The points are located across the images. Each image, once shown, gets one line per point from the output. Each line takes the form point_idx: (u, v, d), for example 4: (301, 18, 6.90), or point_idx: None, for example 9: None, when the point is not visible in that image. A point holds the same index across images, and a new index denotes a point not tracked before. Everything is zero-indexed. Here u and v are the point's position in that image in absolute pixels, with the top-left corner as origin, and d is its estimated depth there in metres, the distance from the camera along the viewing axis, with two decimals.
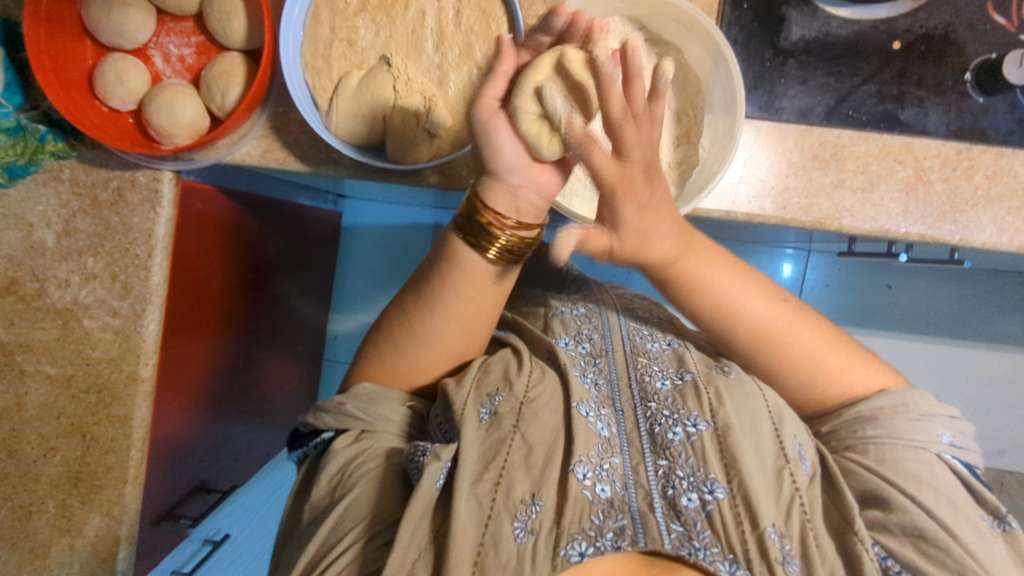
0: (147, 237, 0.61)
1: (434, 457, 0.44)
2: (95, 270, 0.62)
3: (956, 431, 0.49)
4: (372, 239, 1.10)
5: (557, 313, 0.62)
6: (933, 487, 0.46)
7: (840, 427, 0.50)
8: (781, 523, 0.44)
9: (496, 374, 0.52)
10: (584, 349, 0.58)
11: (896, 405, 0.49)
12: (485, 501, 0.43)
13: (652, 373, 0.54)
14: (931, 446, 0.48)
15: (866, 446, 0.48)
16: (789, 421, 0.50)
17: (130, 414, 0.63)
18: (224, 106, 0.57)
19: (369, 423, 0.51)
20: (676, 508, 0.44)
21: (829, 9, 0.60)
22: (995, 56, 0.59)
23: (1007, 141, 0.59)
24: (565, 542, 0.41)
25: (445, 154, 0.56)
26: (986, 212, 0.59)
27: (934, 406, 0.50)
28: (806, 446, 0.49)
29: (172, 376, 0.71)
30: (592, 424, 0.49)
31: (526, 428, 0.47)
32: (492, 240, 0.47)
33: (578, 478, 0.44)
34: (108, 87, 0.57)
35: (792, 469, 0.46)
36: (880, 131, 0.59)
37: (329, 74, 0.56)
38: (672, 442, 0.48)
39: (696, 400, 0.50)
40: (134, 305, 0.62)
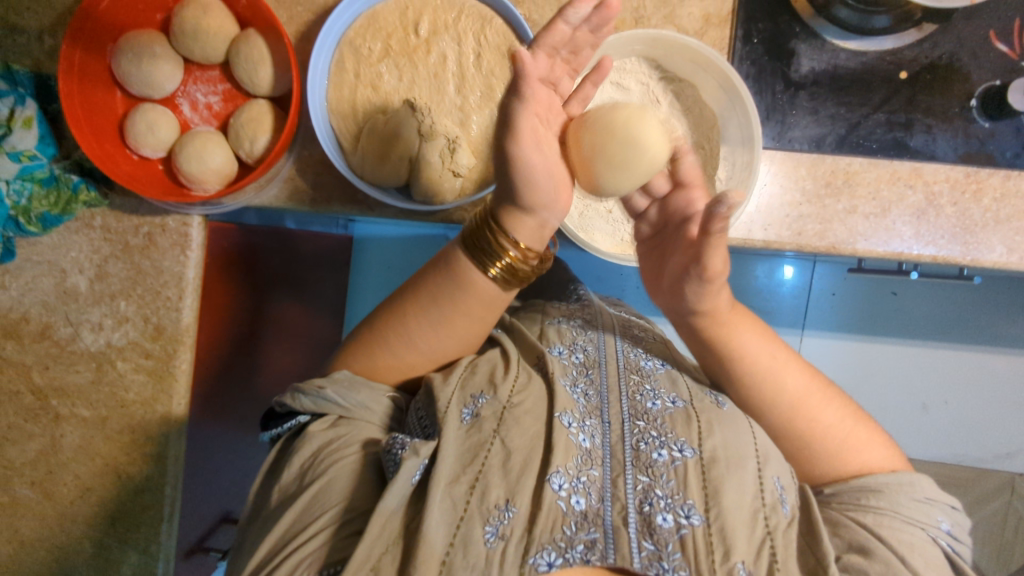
0: (178, 280, 0.63)
1: (413, 452, 0.42)
2: (127, 313, 0.63)
3: (955, 521, 0.49)
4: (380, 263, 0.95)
5: (553, 323, 0.61)
6: (926, 566, 0.44)
7: (842, 491, 0.49)
8: (751, 560, 0.43)
9: (483, 374, 0.51)
10: (578, 360, 0.56)
11: (901, 482, 0.49)
12: (459, 503, 0.42)
13: (644, 394, 0.52)
14: (930, 529, 0.47)
15: (864, 511, 0.47)
16: (774, 462, 0.49)
17: (164, 453, 0.64)
18: (252, 153, 0.58)
19: (347, 410, 0.49)
20: (650, 526, 0.44)
21: (838, 42, 0.61)
22: (998, 82, 0.60)
23: (1014, 164, 0.60)
24: (535, 550, 0.41)
25: (471, 191, 0.58)
26: (995, 233, 0.61)
27: (938, 494, 0.50)
28: (788, 489, 0.48)
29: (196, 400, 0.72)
30: (575, 434, 0.47)
31: (508, 434, 0.46)
32: (496, 259, 0.49)
33: (554, 488, 0.44)
34: (139, 137, 0.58)
35: (769, 512, 0.45)
36: (890, 158, 0.61)
37: (355, 119, 0.58)
38: (656, 461, 0.47)
39: (686, 427, 0.49)
40: (167, 346, 0.63)
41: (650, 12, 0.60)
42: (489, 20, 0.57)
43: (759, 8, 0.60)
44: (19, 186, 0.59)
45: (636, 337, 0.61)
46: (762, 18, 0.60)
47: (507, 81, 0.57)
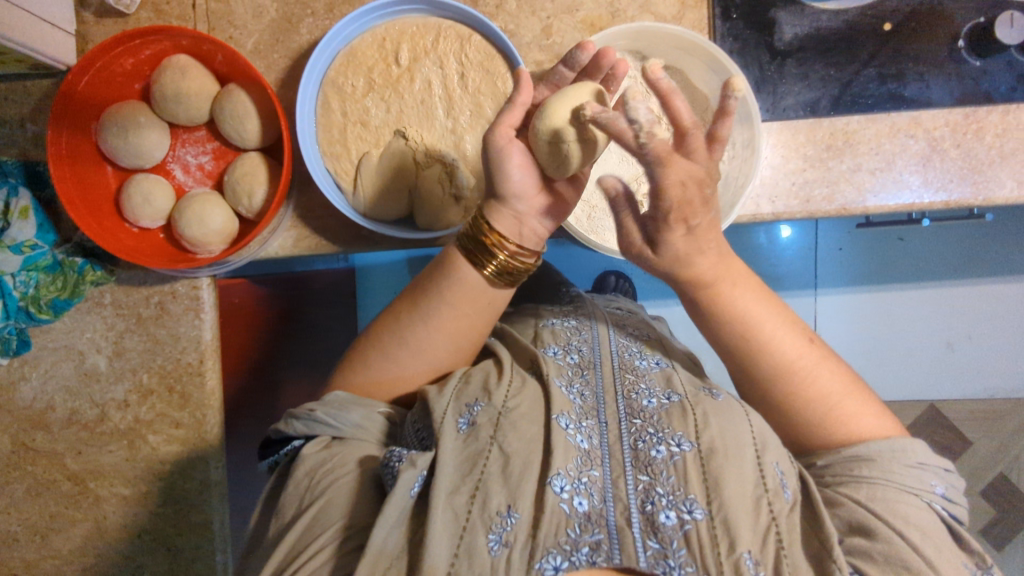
0: (196, 344, 0.62)
1: (409, 464, 0.39)
2: (151, 386, 0.62)
3: (948, 482, 0.44)
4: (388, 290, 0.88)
5: (547, 325, 0.56)
6: (923, 535, 0.40)
7: (836, 463, 0.44)
8: (756, 549, 0.38)
9: (477, 382, 0.47)
10: (573, 361, 0.51)
11: (894, 449, 0.43)
12: (461, 513, 0.38)
13: (639, 392, 0.47)
14: (922, 495, 0.42)
15: (859, 484, 0.42)
16: (775, 447, 0.43)
17: (209, 519, 0.63)
18: (252, 207, 0.58)
19: (338, 429, 0.46)
20: (654, 524, 0.38)
21: (816, 5, 0.60)
22: (983, 19, 0.60)
23: (1011, 98, 0.60)
24: (540, 555, 0.36)
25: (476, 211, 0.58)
26: (1003, 168, 0.61)
27: (931, 455, 0.44)
28: (790, 474, 0.42)
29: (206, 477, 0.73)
30: (572, 436, 0.43)
31: (504, 439, 0.41)
32: (491, 259, 0.48)
33: (555, 491, 0.39)
34: (136, 209, 0.58)
35: (771, 499, 0.40)
36: (887, 111, 0.61)
37: (349, 157, 0.57)
38: (655, 458, 0.41)
39: (682, 420, 0.44)
40: (195, 412, 0.63)
41: (625, 3, 0.60)
42: (467, 38, 0.56)
43: None
44: (24, 277, 0.58)
45: (629, 334, 0.56)
46: None
47: (495, 95, 0.56)
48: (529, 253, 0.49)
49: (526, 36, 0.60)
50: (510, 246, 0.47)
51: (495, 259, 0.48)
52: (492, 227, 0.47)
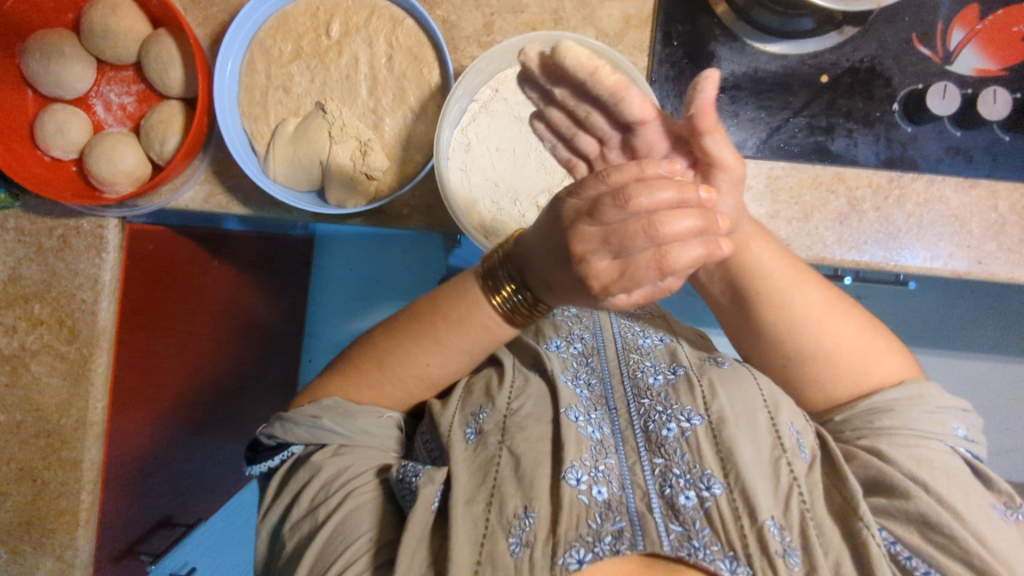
0: (94, 282, 0.62)
1: (428, 479, 0.45)
2: (41, 316, 0.62)
3: (968, 423, 0.50)
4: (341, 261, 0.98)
5: (549, 318, 0.66)
6: (947, 474, 0.45)
7: (854, 419, 0.50)
8: (780, 514, 0.44)
9: (480, 391, 0.55)
10: (576, 350, 0.61)
11: (912, 397, 0.49)
12: (479, 522, 0.43)
13: (645, 370, 0.55)
14: (948, 439, 0.48)
15: (881, 436, 0.48)
16: (787, 410, 0.50)
17: (79, 458, 0.63)
18: (163, 154, 0.58)
19: (347, 437, 0.50)
20: (675, 507, 0.45)
21: (758, 45, 0.60)
22: (921, 86, 0.60)
23: (937, 168, 0.60)
24: (564, 550, 0.41)
25: (387, 194, 0.57)
26: (919, 238, 0.61)
27: (948, 400, 0.50)
28: (805, 432, 0.49)
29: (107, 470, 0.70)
30: (582, 426, 0.50)
31: (512, 441, 0.48)
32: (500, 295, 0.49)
33: (572, 484, 0.44)
34: (48, 138, 0.57)
35: (789, 459, 0.46)
36: (812, 163, 0.61)
37: (267, 120, 0.57)
38: (667, 438, 0.49)
39: (690, 396, 0.51)
40: (82, 348, 0.62)
41: (569, 13, 0.60)
42: (401, 21, 0.57)
43: (678, 10, 0.60)
44: None
45: (628, 314, 0.66)
46: (681, 20, 0.60)
47: (419, 82, 0.57)
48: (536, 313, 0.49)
49: (467, 30, 0.60)
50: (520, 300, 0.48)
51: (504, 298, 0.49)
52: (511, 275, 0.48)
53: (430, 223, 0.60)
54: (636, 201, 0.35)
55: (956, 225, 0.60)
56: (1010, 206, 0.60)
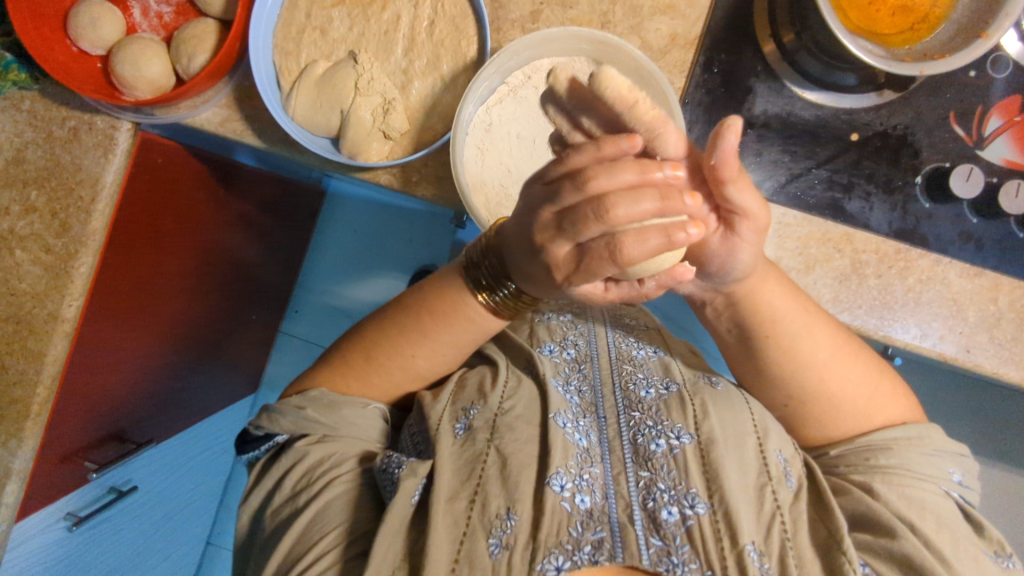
0: (94, 182, 0.62)
1: (411, 472, 0.45)
2: (36, 204, 0.62)
3: (964, 470, 0.51)
4: (367, 215, 1.17)
5: (543, 320, 0.66)
6: (937, 515, 0.46)
7: (851, 454, 0.51)
8: (761, 539, 0.45)
9: (471, 387, 0.55)
10: (570, 356, 0.61)
11: (910, 438, 0.50)
12: (461, 518, 0.44)
13: (637, 382, 0.56)
14: (942, 482, 0.49)
15: (876, 472, 0.49)
16: (775, 435, 0.52)
17: (44, 350, 0.63)
18: (188, 69, 0.58)
19: (331, 428, 0.50)
20: (656, 522, 0.45)
21: (796, 89, 0.60)
22: (947, 165, 0.60)
23: (946, 250, 0.60)
24: (543, 556, 0.42)
25: (399, 156, 0.58)
26: (913, 313, 0.60)
27: (948, 446, 0.51)
28: (791, 462, 0.51)
29: (76, 373, 0.69)
30: (570, 433, 0.50)
31: (501, 440, 0.48)
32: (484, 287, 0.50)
33: (556, 490, 0.45)
34: (79, 29, 0.57)
35: (775, 486, 0.48)
36: (824, 218, 0.60)
37: (297, 58, 0.57)
38: (655, 452, 0.50)
39: (681, 412, 0.52)
40: (68, 245, 0.62)
41: (617, 18, 0.59)
42: None
43: (725, 39, 0.60)
44: None
45: (624, 322, 0.67)
46: (725, 49, 0.60)
47: (455, 53, 0.57)
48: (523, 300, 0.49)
49: (513, 13, 0.59)
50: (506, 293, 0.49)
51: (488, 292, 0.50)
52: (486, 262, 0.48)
53: (437, 193, 0.60)
54: (596, 183, 0.33)
55: (952, 310, 0.60)
56: (1010, 302, 0.60)
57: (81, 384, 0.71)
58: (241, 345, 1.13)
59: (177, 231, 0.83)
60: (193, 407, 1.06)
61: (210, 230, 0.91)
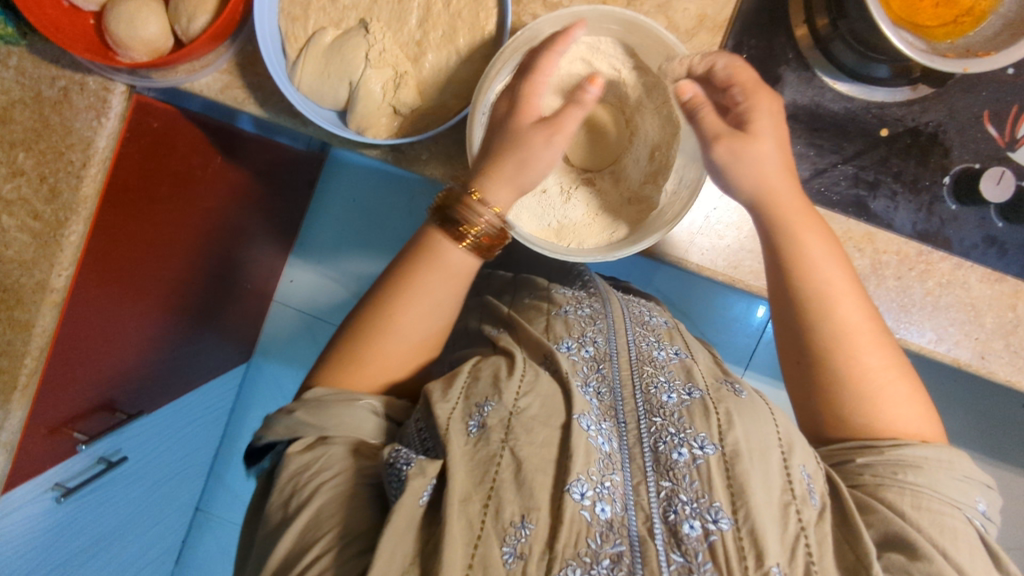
0: (86, 146, 0.59)
1: (419, 471, 0.43)
2: (23, 167, 0.58)
3: (988, 499, 0.50)
4: (359, 188, 1.15)
5: (560, 314, 0.64)
6: (970, 544, 0.45)
7: (878, 464, 0.49)
8: (785, 562, 0.43)
9: (486, 379, 0.51)
10: (588, 353, 0.59)
11: (941, 459, 0.49)
12: (474, 521, 0.42)
13: (658, 386, 0.55)
14: (971, 508, 0.48)
15: (903, 489, 0.47)
16: (799, 451, 0.50)
17: (32, 321, 0.60)
18: (189, 31, 0.54)
19: (322, 430, 0.48)
20: (677, 536, 0.45)
21: (827, 80, 0.58)
22: (977, 166, 0.58)
23: (968, 254, 0.58)
24: (559, 568, 0.42)
25: (409, 133, 0.55)
26: (930, 317, 0.59)
27: (975, 471, 0.50)
28: (815, 478, 0.49)
29: (64, 346, 0.67)
30: (593, 438, 0.49)
31: (516, 443, 0.46)
32: (466, 228, 0.50)
33: (576, 498, 0.44)
34: None
35: (798, 505, 0.46)
36: (847, 215, 0.58)
37: (304, 25, 0.54)
38: (677, 462, 0.48)
39: (705, 420, 0.50)
40: (59, 212, 0.60)
41: None
42: None
43: (757, 22, 0.57)
44: None
45: (646, 323, 0.66)
46: (757, 35, 0.57)
47: (473, 27, 0.54)
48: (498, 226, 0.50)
49: None
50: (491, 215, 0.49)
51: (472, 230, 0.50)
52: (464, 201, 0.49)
53: (447, 173, 0.58)
54: None
55: (969, 316, 0.59)
56: None
57: (71, 355, 0.69)
58: (235, 314, 1.10)
59: (173, 199, 0.79)
60: (186, 377, 1.04)
61: (206, 197, 0.87)
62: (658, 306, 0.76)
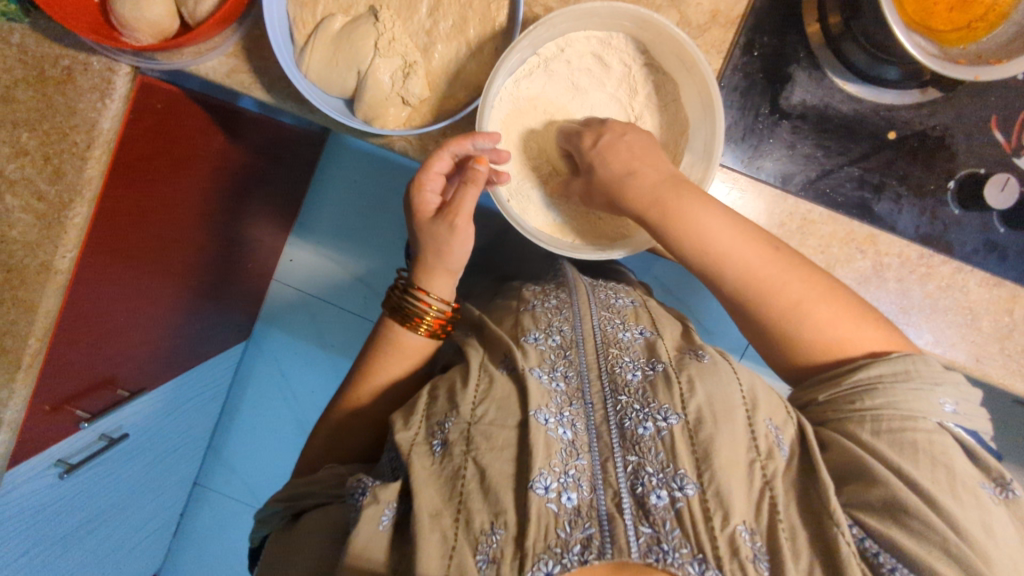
0: (90, 127, 0.59)
1: (373, 498, 0.45)
2: (27, 147, 0.58)
3: (959, 397, 0.49)
4: (350, 173, 1.16)
5: (528, 309, 0.61)
6: (932, 457, 0.46)
7: (841, 397, 0.50)
8: (750, 519, 0.44)
9: (443, 398, 0.51)
10: (555, 342, 0.57)
11: (897, 372, 0.48)
12: (448, 534, 0.43)
13: (624, 364, 0.54)
14: (934, 415, 0.47)
15: (865, 416, 0.48)
16: (763, 405, 0.50)
17: (37, 302, 0.60)
18: (195, 14, 0.54)
19: (293, 500, 0.53)
20: (645, 508, 0.45)
21: (838, 81, 0.58)
22: (983, 171, 0.58)
23: (969, 259, 0.59)
24: (531, 564, 0.41)
25: (417, 124, 0.55)
26: (928, 320, 0.59)
27: (937, 375, 0.49)
28: (781, 428, 0.49)
29: (68, 325, 0.67)
30: (552, 430, 0.48)
31: (478, 452, 0.47)
32: (419, 318, 0.57)
33: (540, 492, 0.44)
34: None
35: (764, 462, 0.47)
36: (851, 217, 0.58)
37: (312, 9, 0.53)
38: (642, 436, 0.48)
39: (668, 393, 0.50)
40: (63, 193, 0.59)
41: None
42: None
43: (769, 19, 0.56)
44: None
45: (612, 307, 0.62)
46: (769, 32, 0.57)
47: (484, 17, 0.53)
48: (444, 302, 0.58)
49: None
50: (434, 298, 0.57)
51: (424, 318, 0.57)
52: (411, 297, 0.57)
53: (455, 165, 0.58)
54: None
55: (967, 319, 0.59)
56: None
57: (75, 335, 0.69)
58: (235, 293, 1.10)
59: (175, 179, 0.79)
60: (186, 355, 1.04)
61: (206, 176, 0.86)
62: (634, 287, 0.74)
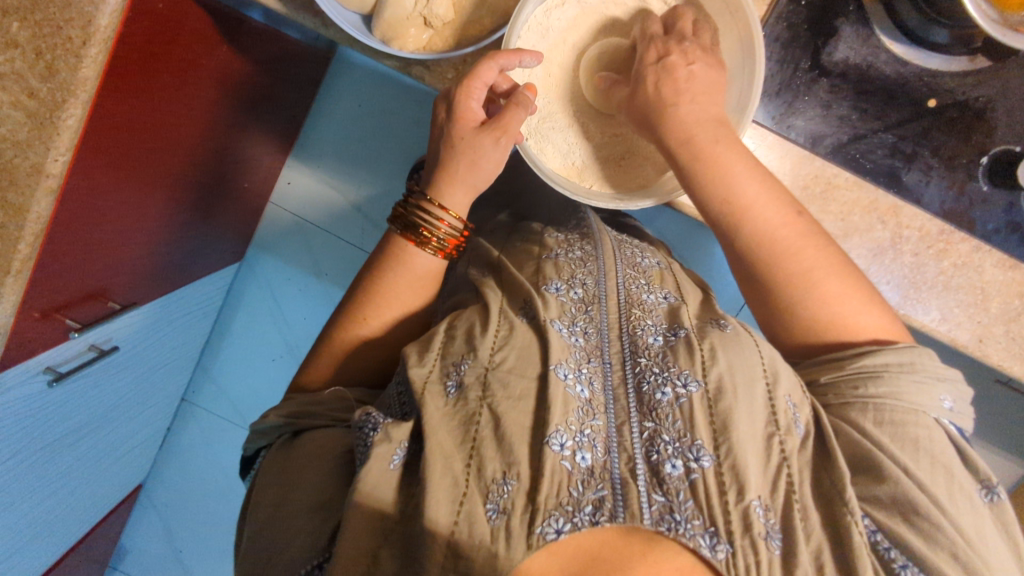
0: (87, 22, 0.55)
1: (385, 437, 0.45)
2: (19, 39, 0.54)
3: (956, 395, 0.50)
4: (355, 97, 1.11)
5: (550, 257, 0.60)
6: (933, 456, 0.47)
7: (842, 381, 0.50)
8: (766, 495, 0.45)
9: (461, 337, 0.51)
10: (576, 296, 0.56)
11: (903, 363, 0.49)
12: (459, 479, 0.43)
13: (645, 327, 0.54)
14: (931, 411, 0.49)
15: (866, 404, 0.49)
16: (784, 378, 0.49)
17: (26, 206, 0.58)
18: None
19: (292, 420, 0.53)
20: (659, 476, 0.45)
21: (884, 39, 0.56)
22: (1017, 149, 0.56)
23: (989, 238, 0.57)
24: (542, 519, 0.41)
25: (438, 49, 0.52)
26: (938, 298, 0.58)
27: (939, 370, 0.50)
28: (800, 406, 0.49)
29: (60, 232, 0.64)
30: (571, 386, 0.48)
31: (494, 399, 0.46)
32: (427, 238, 0.55)
33: (556, 449, 0.44)
34: None
35: (782, 437, 0.47)
36: (877, 184, 0.57)
37: None
38: (661, 402, 0.48)
39: (689, 358, 0.50)
40: (56, 91, 0.55)
41: None
42: None
43: None
44: None
45: (636, 265, 0.61)
46: None
47: None
48: (455, 223, 0.55)
49: None
50: (449, 217, 0.55)
51: (432, 236, 0.55)
52: (422, 213, 0.54)
53: None
54: None
55: (977, 299, 0.58)
56: None
57: (66, 244, 0.67)
58: (229, 213, 1.07)
59: (174, 87, 0.74)
60: (178, 272, 1.02)
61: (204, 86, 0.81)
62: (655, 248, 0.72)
